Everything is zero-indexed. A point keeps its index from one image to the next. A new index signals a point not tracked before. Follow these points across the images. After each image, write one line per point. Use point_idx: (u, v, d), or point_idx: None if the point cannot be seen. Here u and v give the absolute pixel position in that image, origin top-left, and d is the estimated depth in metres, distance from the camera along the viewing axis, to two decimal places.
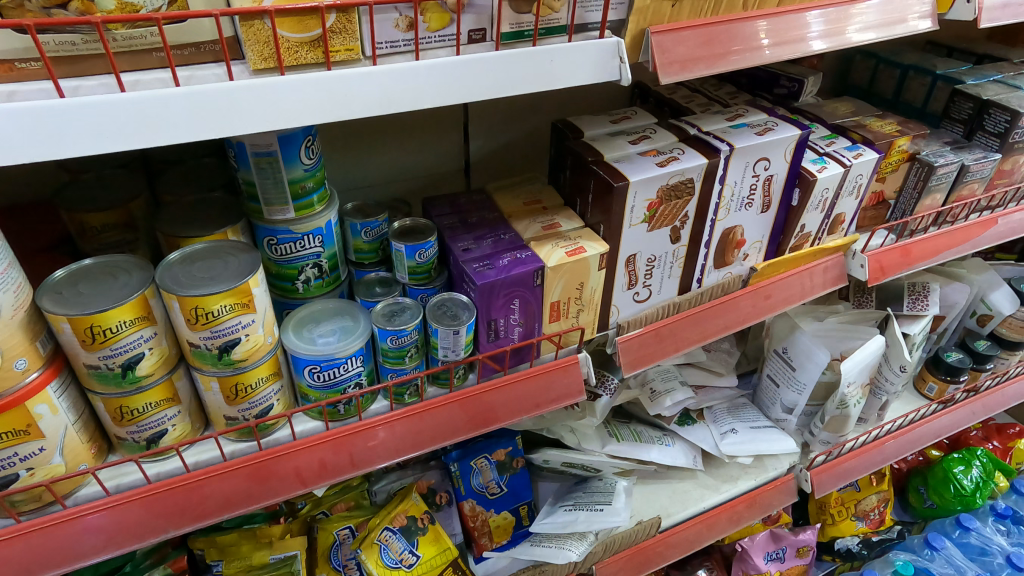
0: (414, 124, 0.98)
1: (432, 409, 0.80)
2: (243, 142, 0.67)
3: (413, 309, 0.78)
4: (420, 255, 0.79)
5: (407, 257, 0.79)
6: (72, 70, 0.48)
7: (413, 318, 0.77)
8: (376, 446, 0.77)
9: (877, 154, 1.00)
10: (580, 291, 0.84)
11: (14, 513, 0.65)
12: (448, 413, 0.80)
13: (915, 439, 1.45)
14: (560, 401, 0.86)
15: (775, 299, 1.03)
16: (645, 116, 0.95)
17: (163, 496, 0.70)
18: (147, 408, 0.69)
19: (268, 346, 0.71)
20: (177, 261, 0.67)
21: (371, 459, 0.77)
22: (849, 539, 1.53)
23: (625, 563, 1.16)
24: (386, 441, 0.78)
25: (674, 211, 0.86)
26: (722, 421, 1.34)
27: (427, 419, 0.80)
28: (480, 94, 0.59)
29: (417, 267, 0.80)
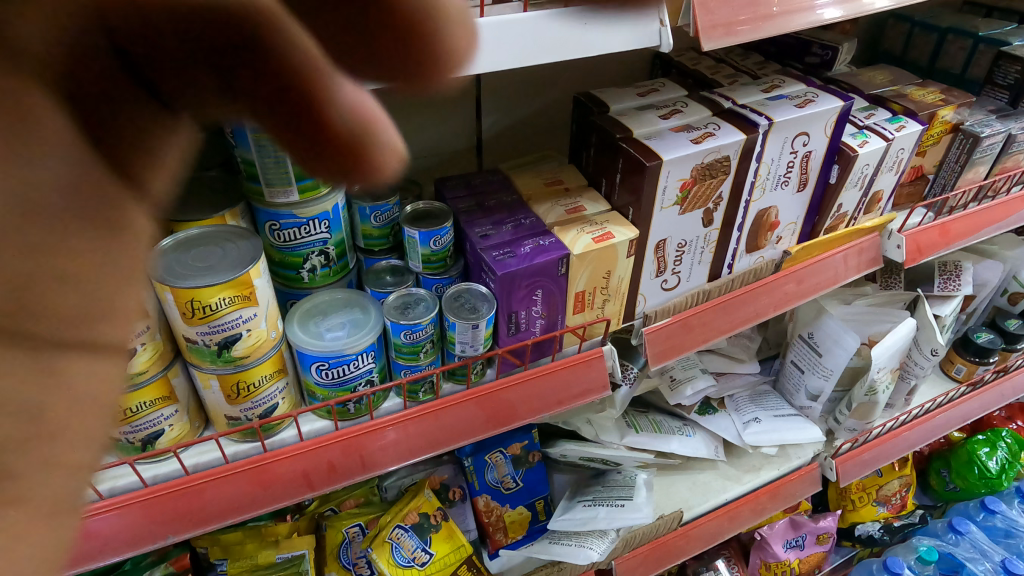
0: (424, 97, 0.91)
1: (449, 407, 0.74)
2: (240, 116, 0.60)
3: (428, 301, 0.72)
4: (435, 242, 0.73)
5: (421, 244, 0.73)
6: None
7: (429, 310, 0.71)
8: (389, 446, 0.72)
9: (920, 127, 0.93)
10: (607, 280, 0.78)
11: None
12: (466, 411, 0.75)
13: (942, 424, 1.40)
14: (582, 397, 0.81)
15: (809, 284, 0.97)
16: (674, 88, 0.88)
17: (161, 500, 0.64)
18: (142, 407, 0.62)
19: (272, 341, 0.66)
20: (170, 248, 0.61)
21: (384, 461, 0.72)
22: (869, 525, 1.47)
23: (646, 558, 1.12)
24: (399, 441, 0.72)
25: (707, 191, 0.80)
26: (744, 410, 1.28)
27: (443, 418, 0.74)
28: (508, 62, 0.53)
29: (431, 254, 0.74)
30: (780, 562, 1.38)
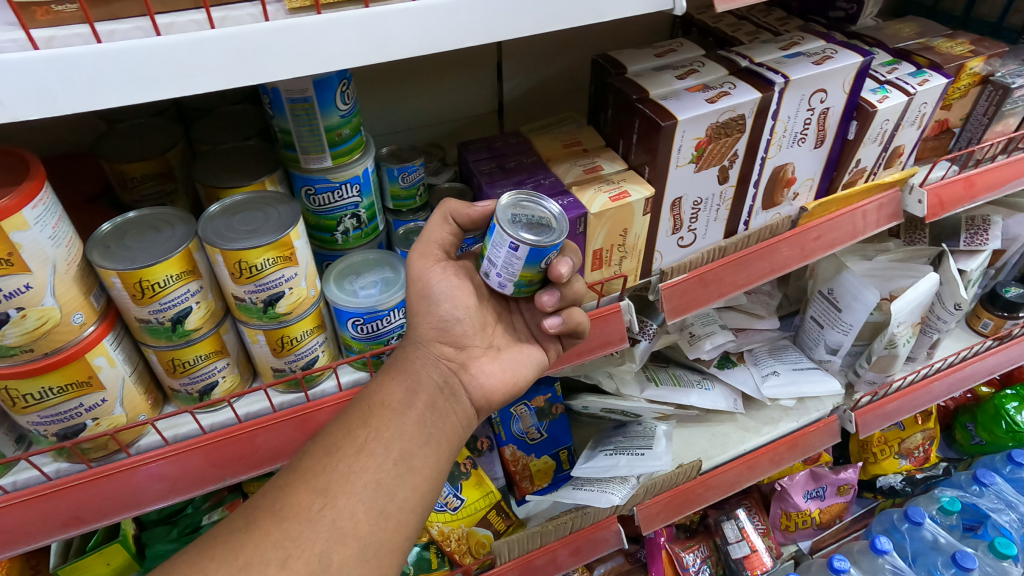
0: (448, 65, 0.94)
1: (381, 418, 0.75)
2: (277, 87, 0.64)
3: (563, 219, 0.66)
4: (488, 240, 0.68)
5: (489, 239, 0.66)
6: (106, 12, 0.45)
7: (557, 247, 0.66)
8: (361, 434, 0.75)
9: (945, 80, 0.91)
10: (624, 237, 0.83)
11: (39, 470, 0.63)
12: None
13: (965, 378, 1.39)
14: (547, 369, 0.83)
15: (826, 240, 0.98)
16: (692, 47, 0.90)
17: (216, 445, 0.69)
18: (198, 360, 0.68)
19: (311, 299, 0.70)
20: (217, 213, 0.65)
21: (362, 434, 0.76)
22: (891, 477, 1.49)
23: (666, 505, 1.16)
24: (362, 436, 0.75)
25: (722, 149, 0.82)
26: (763, 363, 1.32)
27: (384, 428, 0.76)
28: (526, 29, 0.55)
29: (511, 270, 0.65)
30: (800, 512, 1.42)
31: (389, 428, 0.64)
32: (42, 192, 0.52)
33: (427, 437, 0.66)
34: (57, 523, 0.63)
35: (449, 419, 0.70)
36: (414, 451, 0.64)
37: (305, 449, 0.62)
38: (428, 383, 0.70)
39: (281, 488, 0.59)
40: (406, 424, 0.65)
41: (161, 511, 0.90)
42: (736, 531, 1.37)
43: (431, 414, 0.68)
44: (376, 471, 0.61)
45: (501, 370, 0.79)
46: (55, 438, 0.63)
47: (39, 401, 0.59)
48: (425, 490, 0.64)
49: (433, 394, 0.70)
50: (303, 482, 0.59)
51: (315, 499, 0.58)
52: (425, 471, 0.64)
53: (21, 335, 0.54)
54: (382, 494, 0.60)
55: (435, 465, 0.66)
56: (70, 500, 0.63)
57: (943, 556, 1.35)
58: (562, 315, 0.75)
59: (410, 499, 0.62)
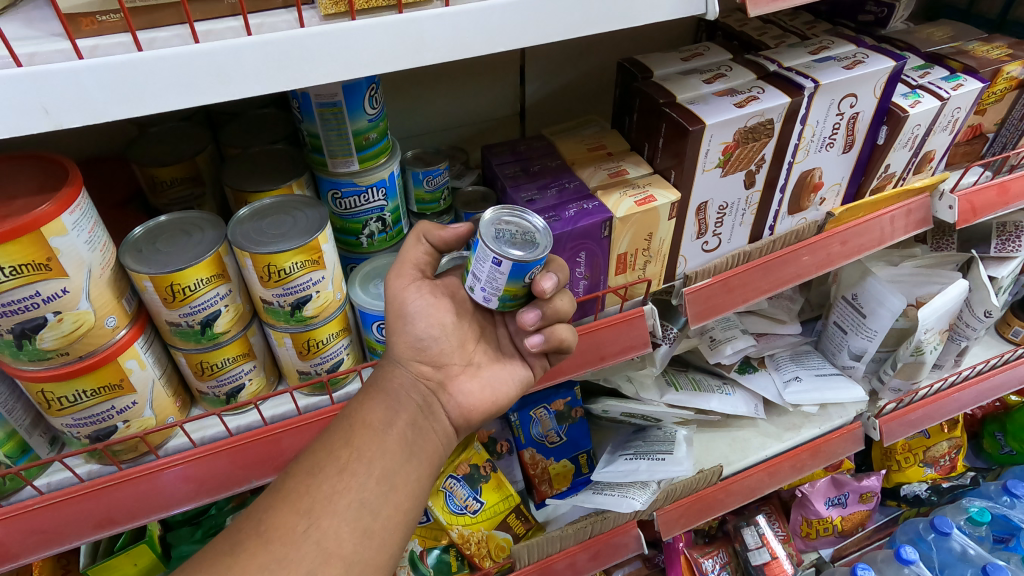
0: (473, 69, 0.94)
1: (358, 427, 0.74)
2: (307, 92, 0.64)
3: (546, 233, 0.65)
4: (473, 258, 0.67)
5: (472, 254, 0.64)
6: (147, 21, 0.45)
7: (542, 263, 0.64)
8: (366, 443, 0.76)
9: (979, 84, 0.90)
10: (649, 242, 0.82)
11: (72, 471, 0.64)
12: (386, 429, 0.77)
13: (994, 387, 1.36)
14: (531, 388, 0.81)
15: (853, 244, 0.97)
16: (720, 51, 0.89)
17: (243, 447, 0.69)
18: (226, 362, 0.68)
19: (338, 302, 0.70)
20: (246, 217, 0.66)
21: None
22: (916, 485, 1.46)
23: (685, 511, 1.15)
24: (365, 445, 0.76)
25: (750, 154, 0.81)
26: (785, 369, 1.31)
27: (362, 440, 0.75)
28: (559, 34, 0.55)
29: (495, 287, 0.64)
30: (821, 519, 1.40)
31: (371, 447, 0.63)
32: (80, 198, 0.53)
33: (408, 454, 0.66)
34: (89, 524, 0.64)
35: (429, 437, 0.70)
36: (397, 470, 0.64)
37: (286, 471, 0.61)
38: (407, 403, 0.69)
39: (265, 508, 0.58)
40: (389, 442, 0.65)
41: (186, 512, 0.91)
42: (757, 537, 1.36)
43: (411, 433, 0.67)
44: (359, 490, 0.60)
45: (481, 388, 0.77)
46: (87, 440, 0.64)
47: (73, 403, 0.60)
48: (408, 507, 0.63)
49: (412, 413, 0.69)
50: (286, 503, 0.58)
51: (299, 520, 0.57)
52: (407, 487, 0.64)
53: (58, 339, 0.55)
54: (365, 514, 0.60)
55: (416, 482, 0.65)
56: (102, 501, 0.64)
57: (972, 567, 1.33)
58: (545, 333, 0.72)
59: (392, 517, 0.62)
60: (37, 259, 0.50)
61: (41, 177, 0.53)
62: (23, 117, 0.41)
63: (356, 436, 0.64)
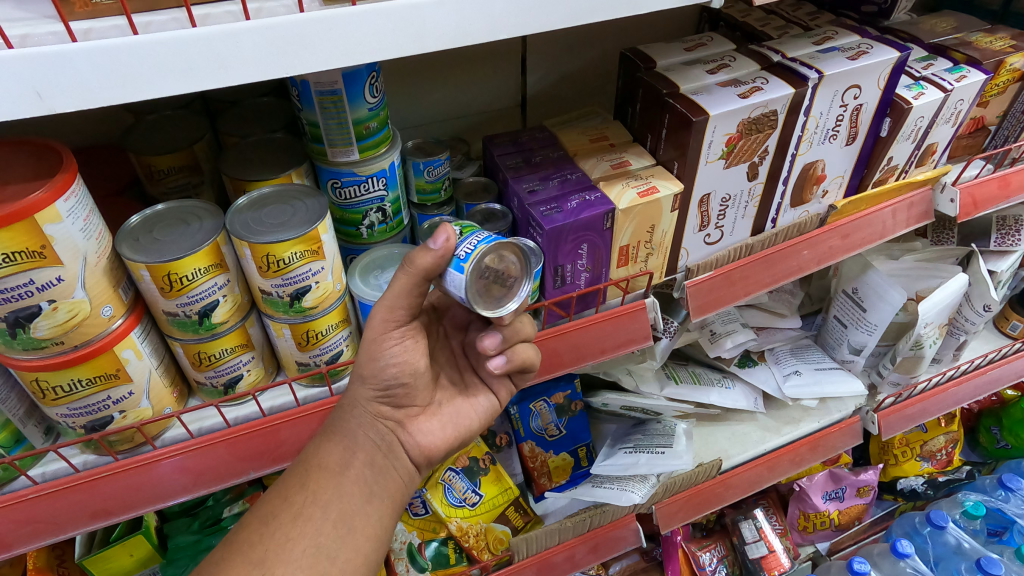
0: (473, 58, 0.93)
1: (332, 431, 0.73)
2: (307, 79, 0.64)
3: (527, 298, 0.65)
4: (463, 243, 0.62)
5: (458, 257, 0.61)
6: (143, 4, 0.44)
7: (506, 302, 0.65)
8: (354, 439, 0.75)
9: (983, 76, 0.89)
10: (651, 234, 0.81)
11: (67, 461, 0.63)
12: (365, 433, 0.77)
13: (993, 381, 1.36)
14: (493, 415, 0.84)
15: (856, 238, 0.96)
16: (723, 42, 0.88)
17: (241, 439, 0.69)
18: (224, 353, 0.68)
19: (337, 293, 0.70)
20: (245, 206, 0.65)
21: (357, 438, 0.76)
22: (913, 480, 1.46)
23: (685, 504, 1.15)
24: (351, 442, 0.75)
25: (753, 145, 0.80)
26: (785, 363, 1.31)
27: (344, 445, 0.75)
28: (561, 21, 0.54)
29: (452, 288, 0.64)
30: (819, 513, 1.40)
31: (329, 490, 0.66)
32: (75, 185, 0.52)
33: (366, 496, 0.68)
34: (85, 514, 0.63)
35: (389, 476, 0.72)
36: (354, 513, 0.66)
37: (243, 519, 0.64)
38: (366, 444, 0.70)
39: (216, 563, 0.60)
40: (346, 484, 0.67)
41: (183, 503, 0.91)
42: (754, 531, 1.36)
43: (369, 471, 0.69)
44: (315, 535, 0.63)
45: (441, 426, 0.79)
46: (83, 430, 0.63)
47: (69, 393, 0.59)
48: (368, 549, 0.66)
49: (371, 453, 0.70)
50: (240, 553, 0.60)
51: (252, 570, 0.59)
52: (367, 530, 0.67)
53: (53, 327, 0.54)
54: (322, 559, 0.62)
55: (376, 523, 0.68)
56: (98, 491, 0.63)
57: (966, 560, 1.32)
58: (507, 354, 0.72)
59: (351, 560, 0.64)
60: (31, 246, 0.49)
61: (36, 163, 0.53)
62: (16, 100, 0.41)
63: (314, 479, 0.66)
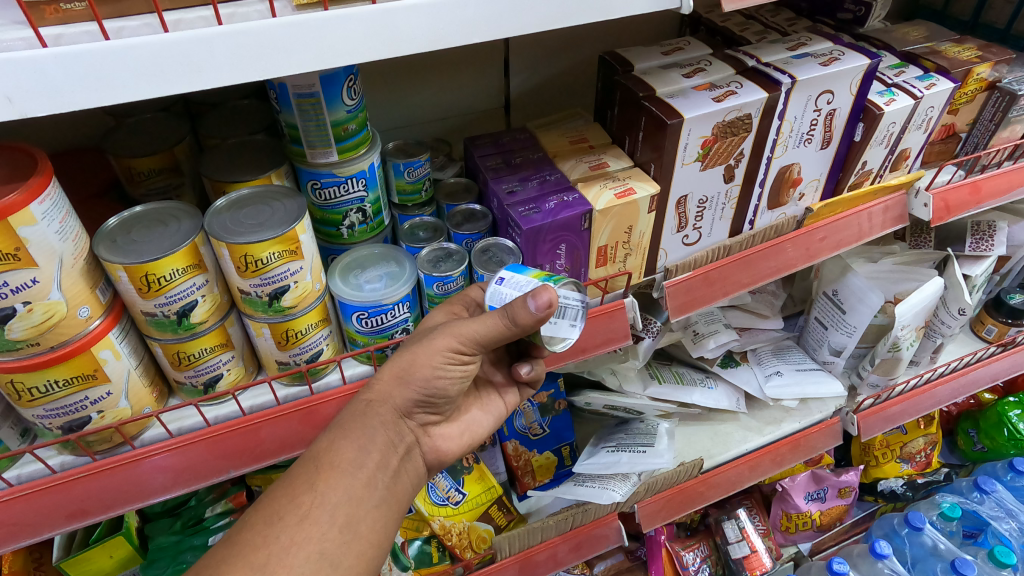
0: (453, 63, 0.94)
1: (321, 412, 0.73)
2: (284, 82, 0.64)
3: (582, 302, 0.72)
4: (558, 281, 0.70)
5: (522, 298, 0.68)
6: (114, 11, 0.45)
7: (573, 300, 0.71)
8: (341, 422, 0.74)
9: (952, 84, 0.91)
10: (628, 235, 0.83)
11: (45, 463, 0.64)
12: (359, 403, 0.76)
13: (968, 384, 1.37)
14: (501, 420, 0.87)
15: (832, 241, 0.97)
16: (700, 46, 0.89)
17: (220, 438, 0.69)
18: (203, 353, 0.68)
19: (316, 293, 0.70)
20: (224, 208, 0.66)
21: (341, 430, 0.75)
22: (893, 481, 1.47)
23: (666, 503, 1.16)
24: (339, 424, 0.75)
25: (728, 148, 0.82)
26: (767, 363, 1.32)
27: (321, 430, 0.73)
28: (532, 24, 0.55)
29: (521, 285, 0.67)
30: (801, 513, 1.42)
31: (337, 491, 0.62)
32: (50, 187, 0.53)
33: (377, 500, 0.65)
34: (62, 515, 0.64)
35: (399, 479, 0.69)
36: (362, 518, 0.64)
37: (244, 517, 0.61)
38: (381, 443, 0.67)
39: (215, 564, 0.57)
40: (355, 487, 0.64)
41: (165, 504, 0.91)
42: (737, 531, 1.37)
43: (381, 475, 0.66)
44: (320, 540, 0.60)
45: (461, 432, 0.81)
46: (60, 431, 0.63)
47: (44, 394, 0.60)
48: (371, 556, 0.64)
49: (385, 455, 0.67)
50: (241, 556, 0.57)
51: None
52: (371, 535, 0.64)
53: (27, 329, 0.55)
54: (325, 564, 0.60)
55: (380, 529, 0.66)
56: (75, 492, 0.64)
57: (942, 562, 1.34)
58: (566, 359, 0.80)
59: (354, 566, 0.62)
60: (5, 249, 0.50)
61: (10, 166, 0.53)
62: None
63: (321, 479, 0.62)
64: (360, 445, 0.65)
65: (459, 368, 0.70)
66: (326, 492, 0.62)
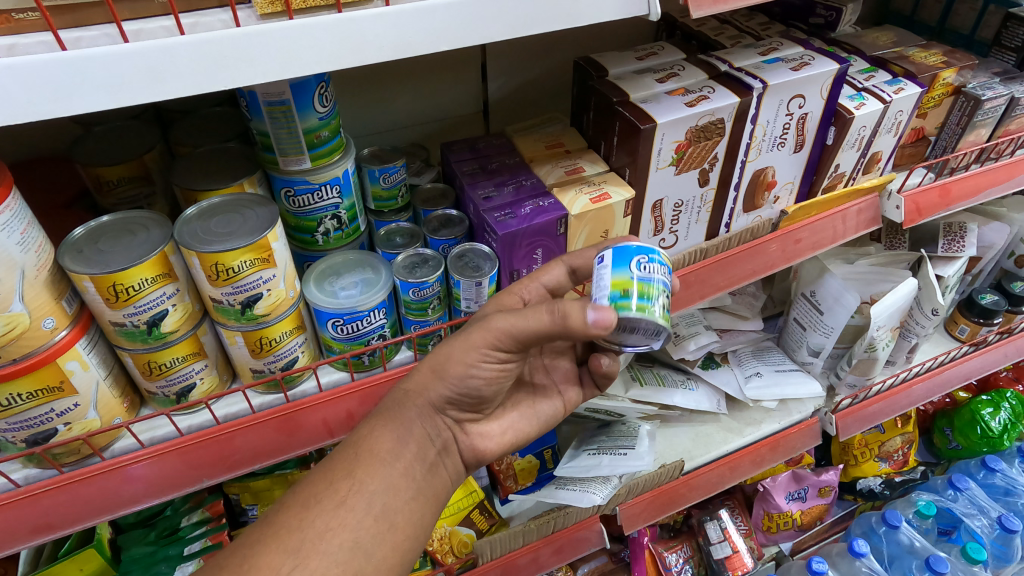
0: (428, 69, 0.94)
1: (298, 420, 0.73)
2: (254, 90, 0.64)
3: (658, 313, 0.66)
4: (662, 295, 0.66)
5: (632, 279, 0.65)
6: (72, 20, 0.45)
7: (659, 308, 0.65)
8: (319, 428, 0.74)
9: (919, 88, 0.92)
10: (606, 238, 0.83)
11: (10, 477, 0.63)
12: (341, 407, 0.75)
13: (942, 383, 1.39)
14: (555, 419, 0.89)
15: (806, 243, 0.97)
16: (673, 51, 0.90)
17: (193, 448, 0.68)
18: (174, 362, 0.68)
19: (290, 300, 0.70)
20: (195, 216, 0.65)
21: (319, 437, 0.74)
22: (871, 479, 1.49)
23: (648, 505, 1.16)
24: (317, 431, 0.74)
25: (703, 152, 0.83)
26: (747, 364, 1.33)
27: (298, 437, 0.73)
28: (499, 33, 0.55)
29: (602, 285, 0.65)
30: (782, 513, 1.43)
31: (375, 480, 0.65)
32: (10, 198, 0.52)
33: (415, 491, 0.68)
34: (27, 529, 0.63)
35: (436, 473, 0.72)
36: (397, 509, 0.66)
37: (282, 501, 0.63)
38: (419, 435, 0.70)
39: (251, 546, 0.59)
40: (393, 476, 0.66)
41: (139, 514, 0.90)
42: (719, 531, 1.38)
43: (417, 467, 0.69)
44: (354, 529, 0.62)
45: (503, 432, 0.84)
46: (25, 444, 0.63)
47: (7, 407, 0.59)
48: (405, 548, 0.66)
49: (421, 447, 0.70)
50: (275, 539, 0.59)
51: (286, 559, 0.58)
52: (406, 528, 0.66)
53: None
54: (358, 553, 0.61)
55: (415, 521, 0.67)
56: (41, 506, 0.63)
57: (917, 559, 1.36)
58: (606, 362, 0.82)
59: (387, 558, 0.64)
60: None
61: None
62: None
63: (360, 467, 0.65)
64: (401, 437, 0.68)
65: (496, 366, 0.72)
66: (363, 480, 0.64)
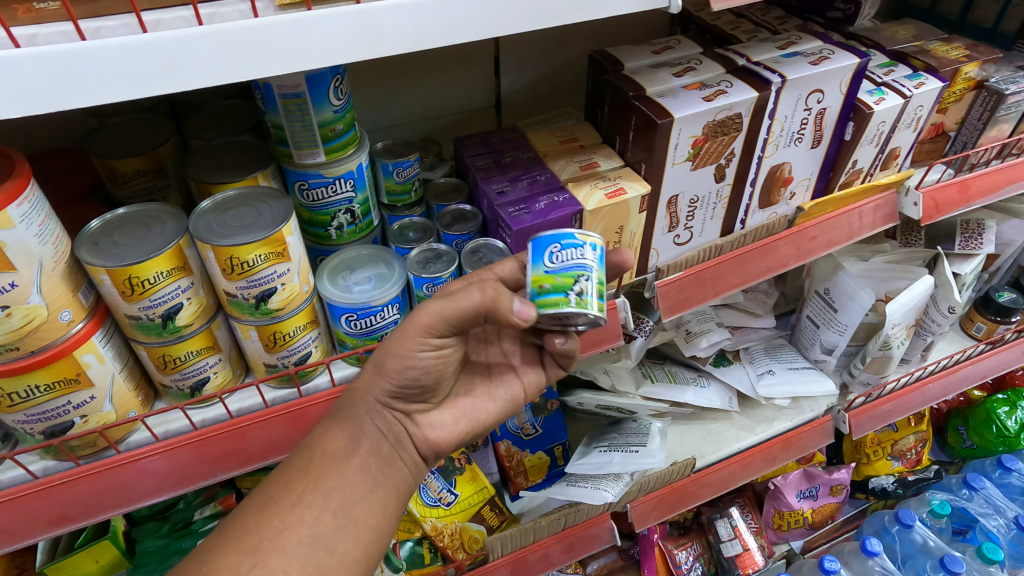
0: (442, 62, 0.93)
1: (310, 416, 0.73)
2: (270, 82, 0.64)
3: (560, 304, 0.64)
4: (582, 278, 0.63)
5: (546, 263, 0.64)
6: (90, 10, 0.44)
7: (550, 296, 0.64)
8: None
9: (940, 83, 0.91)
10: (620, 234, 0.82)
11: (26, 469, 0.62)
12: None
13: (958, 381, 1.38)
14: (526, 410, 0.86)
15: (822, 241, 0.97)
16: (690, 45, 0.89)
17: (208, 441, 0.68)
18: (189, 356, 0.68)
19: (304, 294, 0.70)
20: (209, 209, 0.65)
21: None
22: (884, 478, 1.48)
23: (659, 503, 1.15)
24: None
25: (719, 148, 0.82)
26: (760, 363, 1.32)
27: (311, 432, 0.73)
28: (517, 25, 0.55)
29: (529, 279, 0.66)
30: (793, 511, 1.42)
31: (332, 477, 0.65)
32: (28, 190, 0.52)
33: (372, 483, 0.68)
34: (44, 521, 0.63)
35: (396, 466, 0.71)
36: (355, 504, 0.65)
37: (239, 506, 0.63)
38: (372, 432, 0.69)
39: (211, 550, 0.59)
40: (349, 473, 0.66)
41: (152, 507, 0.90)
42: (729, 529, 1.38)
43: (372, 460, 0.68)
44: (314, 524, 0.62)
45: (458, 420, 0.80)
46: (42, 436, 0.63)
47: (25, 399, 0.59)
48: (368, 541, 0.65)
49: (377, 441, 0.69)
50: (234, 541, 0.59)
51: (244, 560, 0.58)
52: (368, 519, 0.66)
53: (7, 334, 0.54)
54: (318, 548, 0.61)
55: (378, 514, 0.67)
56: (58, 498, 0.63)
57: (931, 559, 1.35)
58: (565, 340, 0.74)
59: (350, 551, 0.63)
60: None
61: None
62: None
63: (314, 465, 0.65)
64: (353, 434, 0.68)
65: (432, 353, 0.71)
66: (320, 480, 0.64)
